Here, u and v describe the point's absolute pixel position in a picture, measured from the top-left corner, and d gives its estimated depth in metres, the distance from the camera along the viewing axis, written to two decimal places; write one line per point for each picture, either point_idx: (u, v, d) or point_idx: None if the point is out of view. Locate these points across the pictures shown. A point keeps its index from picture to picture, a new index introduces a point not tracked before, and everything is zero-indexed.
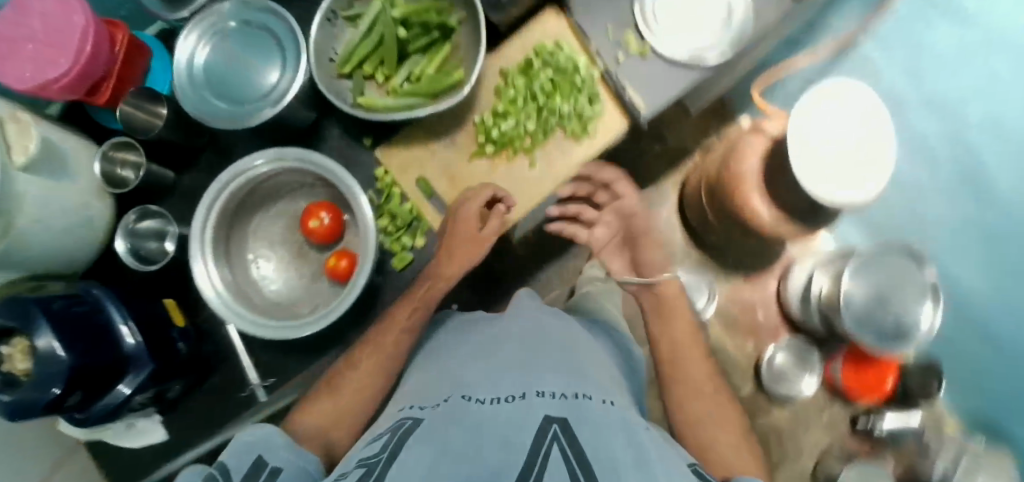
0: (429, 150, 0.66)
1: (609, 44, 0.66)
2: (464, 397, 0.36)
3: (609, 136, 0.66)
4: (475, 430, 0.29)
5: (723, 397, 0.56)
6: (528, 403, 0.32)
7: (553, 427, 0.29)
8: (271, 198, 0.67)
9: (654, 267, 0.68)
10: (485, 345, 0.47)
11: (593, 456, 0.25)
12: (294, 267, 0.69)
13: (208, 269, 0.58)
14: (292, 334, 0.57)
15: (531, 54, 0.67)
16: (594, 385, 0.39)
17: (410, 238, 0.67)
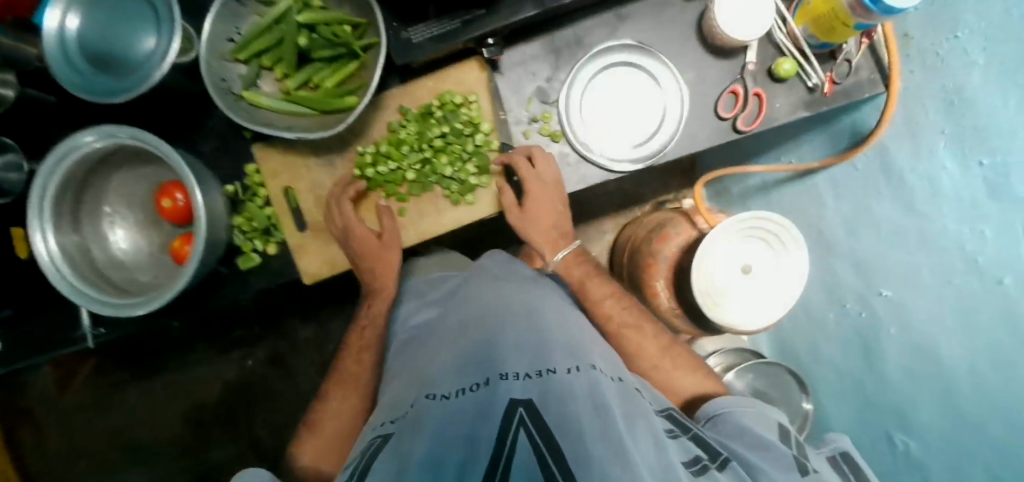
0: (302, 161, 0.65)
1: (525, 117, 0.66)
2: (425, 396, 0.42)
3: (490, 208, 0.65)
4: (436, 436, 0.35)
5: (667, 358, 0.58)
6: (477, 394, 0.39)
7: (518, 412, 0.36)
8: (141, 163, 0.66)
9: (549, 242, 0.64)
10: (458, 332, 0.52)
11: (554, 438, 0.34)
12: (144, 239, 0.68)
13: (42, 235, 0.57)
14: (109, 306, 0.56)
15: (433, 101, 0.64)
16: (576, 353, 0.46)
17: (261, 243, 0.65)
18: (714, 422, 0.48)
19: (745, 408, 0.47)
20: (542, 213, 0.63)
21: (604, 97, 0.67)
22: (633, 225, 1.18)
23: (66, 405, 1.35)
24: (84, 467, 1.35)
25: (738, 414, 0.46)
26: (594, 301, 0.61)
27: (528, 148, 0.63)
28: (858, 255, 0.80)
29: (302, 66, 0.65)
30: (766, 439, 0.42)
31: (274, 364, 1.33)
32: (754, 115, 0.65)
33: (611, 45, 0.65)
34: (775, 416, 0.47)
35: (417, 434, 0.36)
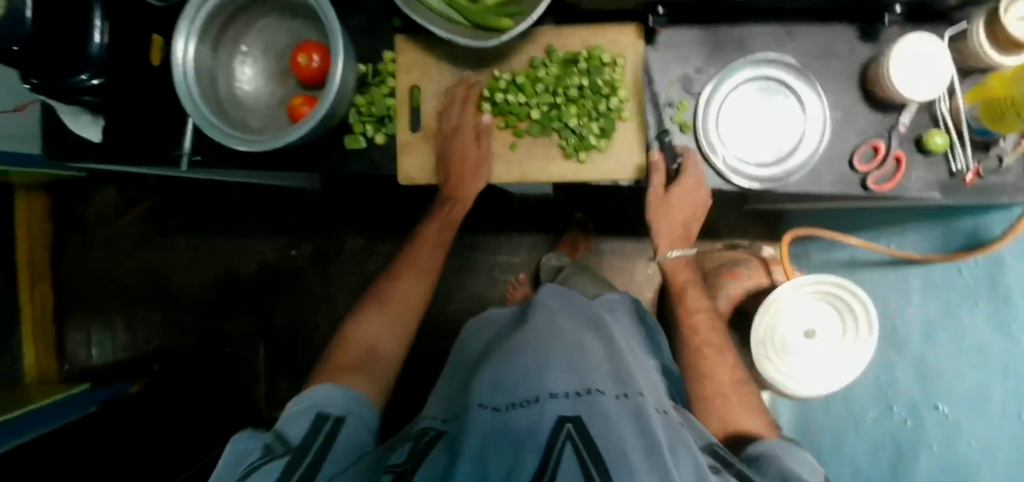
0: (439, 69, 0.65)
1: (661, 99, 0.65)
2: (478, 405, 0.52)
3: (599, 175, 0.65)
4: (487, 441, 0.45)
5: (734, 392, 0.70)
6: (522, 410, 0.49)
7: (566, 427, 0.45)
8: (287, 16, 0.67)
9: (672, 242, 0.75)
10: (513, 345, 0.62)
11: (603, 454, 0.42)
12: (263, 84, 0.69)
13: (183, 48, 0.59)
14: (226, 136, 0.59)
15: (582, 51, 0.63)
16: (622, 381, 0.55)
17: (371, 130, 0.66)
18: (761, 458, 0.59)
19: (794, 456, 0.58)
20: (680, 209, 0.68)
21: (744, 108, 0.65)
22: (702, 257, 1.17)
23: (126, 231, 1.52)
24: (120, 290, 1.53)
25: (783, 457, 0.57)
26: (689, 309, 0.80)
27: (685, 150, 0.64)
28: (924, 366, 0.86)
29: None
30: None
31: (314, 260, 1.45)
32: (889, 175, 0.64)
33: (774, 56, 0.62)
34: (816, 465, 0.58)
35: (468, 441, 0.46)
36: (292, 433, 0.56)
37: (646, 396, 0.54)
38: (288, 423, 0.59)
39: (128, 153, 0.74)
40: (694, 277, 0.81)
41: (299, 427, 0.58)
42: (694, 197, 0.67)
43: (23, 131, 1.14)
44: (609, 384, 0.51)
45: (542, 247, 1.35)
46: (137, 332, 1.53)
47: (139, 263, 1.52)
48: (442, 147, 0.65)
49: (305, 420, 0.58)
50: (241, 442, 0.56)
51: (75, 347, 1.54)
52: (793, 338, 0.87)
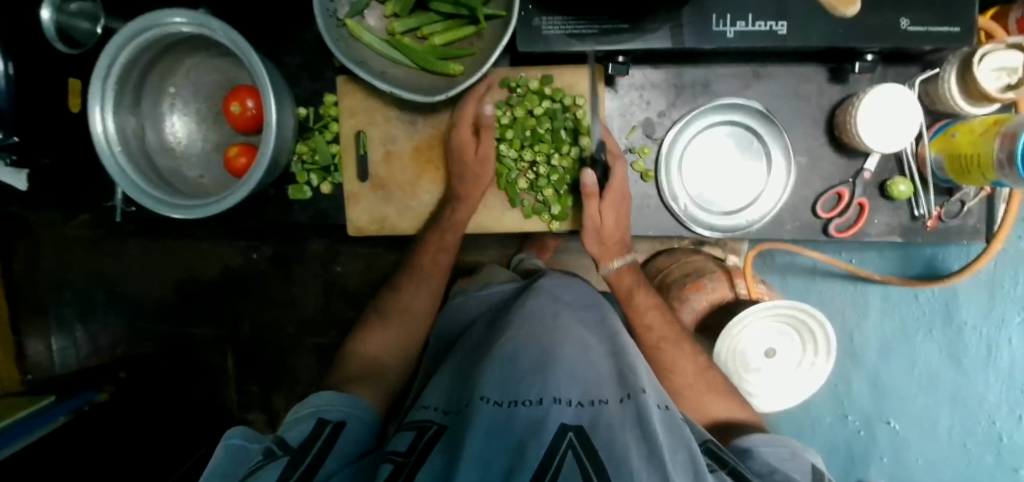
0: (385, 112, 0.61)
1: (622, 145, 0.62)
2: (480, 399, 0.48)
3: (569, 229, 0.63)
4: (489, 446, 0.43)
5: (701, 379, 0.69)
6: (526, 409, 0.46)
7: (568, 437, 0.43)
8: (216, 54, 0.62)
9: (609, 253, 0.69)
10: (513, 335, 0.58)
11: (603, 466, 0.40)
12: (196, 129, 0.64)
13: (100, 113, 0.54)
14: (157, 203, 0.54)
15: (545, 87, 0.58)
16: (627, 381, 0.51)
17: (316, 180, 0.62)
18: (750, 452, 0.56)
19: (784, 446, 0.54)
20: (613, 219, 0.58)
21: (709, 153, 0.63)
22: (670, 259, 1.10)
23: (74, 235, 1.43)
24: (76, 297, 1.47)
25: (769, 452, 0.54)
26: (640, 311, 0.72)
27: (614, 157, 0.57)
28: (879, 380, 0.89)
29: (416, 11, 0.60)
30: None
31: (276, 263, 1.40)
32: (852, 220, 0.64)
33: (740, 102, 0.60)
34: (810, 458, 0.54)
35: (472, 436, 0.43)
36: (290, 436, 0.51)
37: (650, 394, 0.50)
38: (286, 427, 0.53)
39: None
40: (640, 282, 0.73)
41: (298, 430, 0.52)
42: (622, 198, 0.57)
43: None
44: (615, 390, 0.48)
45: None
46: (99, 339, 1.48)
47: (92, 268, 1.45)
48: (454, 145, 0.58)
49: (304, 426, 0.53)
50: (234, 436, 0.51)
51: (36, 355, 1.49)
52: (754, 357, 0.86)
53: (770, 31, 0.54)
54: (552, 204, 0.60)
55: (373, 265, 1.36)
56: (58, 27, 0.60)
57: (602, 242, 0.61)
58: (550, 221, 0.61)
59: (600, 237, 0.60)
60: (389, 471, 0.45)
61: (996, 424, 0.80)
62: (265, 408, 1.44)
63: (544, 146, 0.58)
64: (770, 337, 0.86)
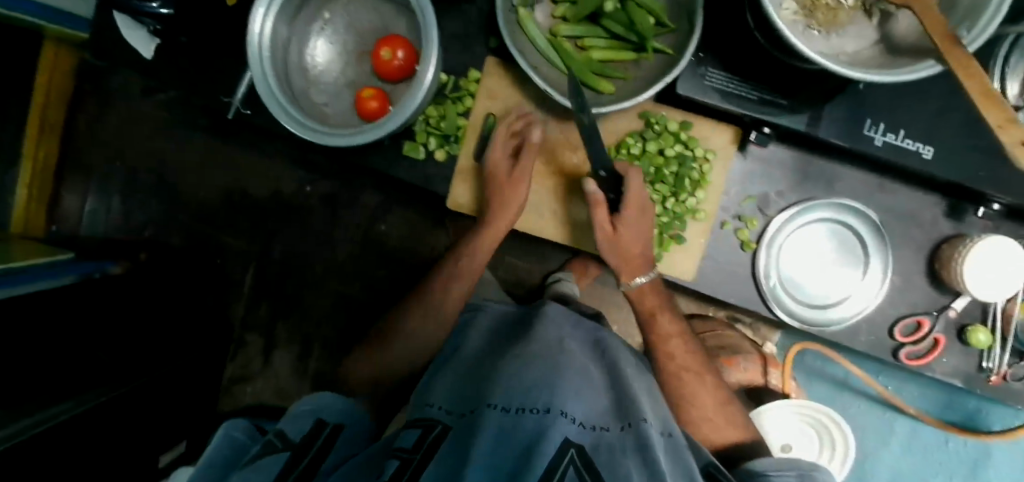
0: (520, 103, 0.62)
1: (732, 209, 0.62)
2: (486, 404, 0.45)
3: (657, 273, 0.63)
4: (496, 444, 0.39)
5: (721, 413, 0.59)
6: (532, 418, 0.43)
7: (570, 451, 0.40)
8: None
9: (630, 266, 0.59)
10: (522, 353, 0.55)
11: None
12: (336, 59, 0.65)
13: (262, 15, 0.55)
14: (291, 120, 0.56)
15: (681, 132, 0.59)
16: (627, 410, 0.49)
17: (434, 144, 0.63)
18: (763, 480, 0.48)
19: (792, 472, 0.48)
20: (633, 233, 0.57)
21: (810, 245, 0.63)
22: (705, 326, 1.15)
23: (147, 112, 1.47)
24: (125, 169, 1.49)
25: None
26: (660, 339, 0.64)
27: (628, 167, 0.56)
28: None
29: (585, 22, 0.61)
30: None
31: (326, 203, 1.42)
32: (924, 351, 0.63)
33: (852, 204, 0.60)
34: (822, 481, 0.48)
35: (480, 434, 0.40)
36: (292, 428, 0.48)
37: (652, 423, 0.47)
38: (286, 421, 0.50)
39: (183, 84, 0.70)
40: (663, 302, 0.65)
41: (297, 426, 0.49)
42: (645, 215, 0.57)
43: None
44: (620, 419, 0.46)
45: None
46: (132, 216, 1.50)
47: (153, 148, 1.48)
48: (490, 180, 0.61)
49: (302, 422, 0.49)
50: (231, 428, 0.49)
51: (68, 211, 1.51)
52: (774, 451, 0.84)
53: (915, 151, 0.54)
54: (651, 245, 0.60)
55: (415, 232, 1.38)
56: None
57: (623, 259, 0.59)
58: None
59: (621, 260, 0.59)
60: (395, 469, 0.40)
61: None
62: (266, 333, 1.45)
63: (663, 187, 0.59)
64: (795, 437, 0.84)
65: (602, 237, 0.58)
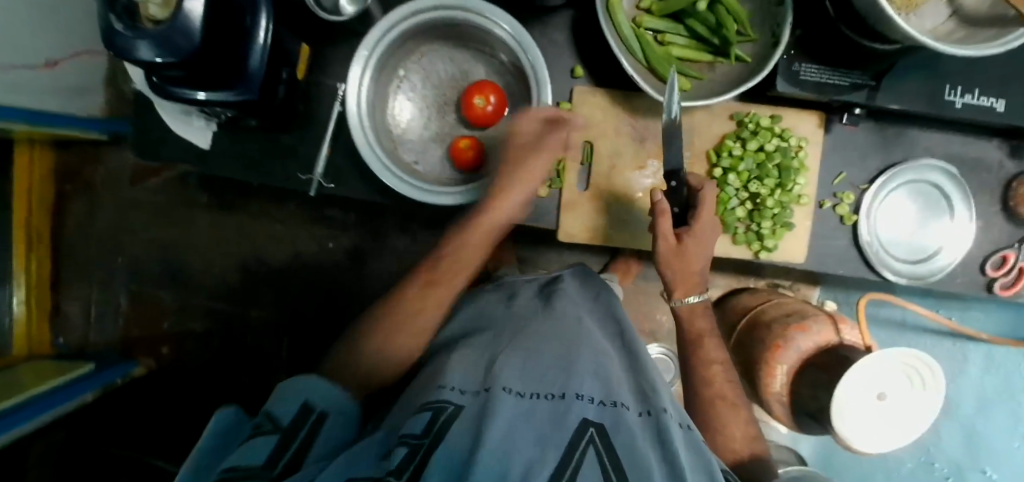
0: (615, 124, 0.63)
1: (827, 189, 0.66)
2: (503, 389, 0.45)
3: (771, 262, 0.65)
4: (514, 427, 0.40)
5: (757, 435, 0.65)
6: (550, 402, 0.44)
7: (589, 431, 0.41)
8: (460, 44, 0.63)
9: (685, 286, 0.68)
10: (529, 338, 0.56)
11: (625, 468, 0.38)
12: (418, 115, 0.64)
13: (360, 75, 0.55)
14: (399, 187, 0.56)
15: (774, 126, 0.62)
16: (652, 396, 0.49)
17: (535, 182, 0.64)
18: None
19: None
20: (695, 256, 0.59)
21: (900, 207, 0.67)
22: (762, 297, 1.27)
23: (141, 199, 1.40)
24: (129, 262, 1.41)
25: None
26: (705, 361, 0.68)
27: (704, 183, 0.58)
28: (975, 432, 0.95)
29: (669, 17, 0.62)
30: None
31: (355, 256, 1.38)
32: (1012, 280, 0.67)
33: (937, 163, 0.65)
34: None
35: (496, 417, 0.40)
36: (280, 411, 0.44)
37: (674, 414, 0.48)
38: (273, 403, 0.45)
39: (251, 168, 0.68)
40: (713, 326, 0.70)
41: (285, 408, 0.45)
42: (709, 242, 0.59)
43: (44, 86, 1.02)
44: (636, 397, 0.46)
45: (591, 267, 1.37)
46: (144, 310, 1.41)
47: (155, 235, 1.41)
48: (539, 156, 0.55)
49: (288, 405, 0.45)
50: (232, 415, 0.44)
51: (71, 319, 1.41)
52: (869, 396, 0.89)
53: (991, 107, 0.58)
54: (767, 237, 0.63)
55: None
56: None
57: (679, 273, 0.60)
58: (759, 251, 0.64)
59: (679, 276, 0.60)
60: (404, 455, 0.38)
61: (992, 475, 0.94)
62: None
63: (770, 180, 0.61)
64: (885, 380, 0.90)
65: (666, 250, 0.58)
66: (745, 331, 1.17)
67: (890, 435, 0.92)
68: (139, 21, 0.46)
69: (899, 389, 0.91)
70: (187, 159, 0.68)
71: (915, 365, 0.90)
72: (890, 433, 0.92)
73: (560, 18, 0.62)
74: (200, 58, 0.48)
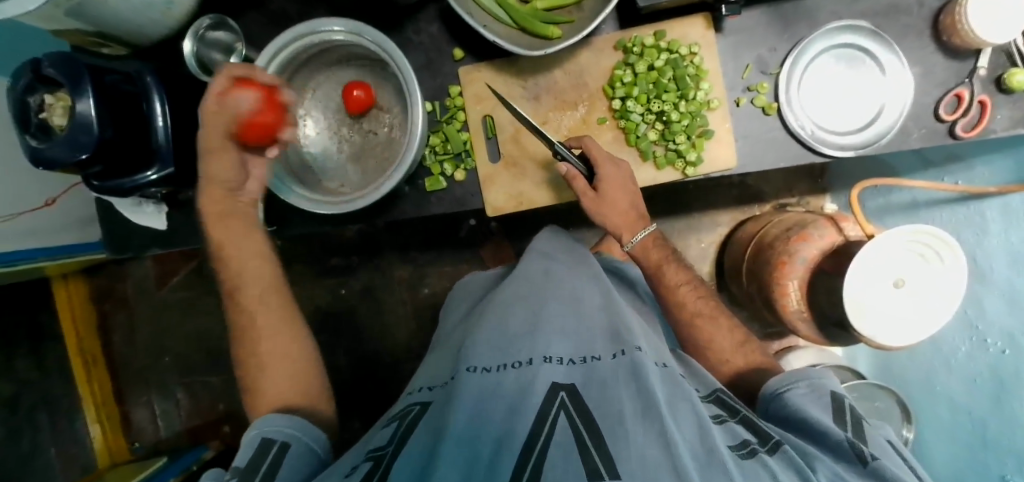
0: (509, 92, 0.66)
1: (739, 86, 0.64)
2: (466, 369, 0.48)
3: (703, 175, 0.65)
4: (482, 404, 0.42)
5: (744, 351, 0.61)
6: (511, 373, 0.46)
7: (560, 395, 0.42)
8: (342, 63, 0.68)
9: (627, 223, 0.64)
10: (492, 311, 0.58)
11: (595, 417, 0.38)
12: (334, 137, 0.69)
13: None
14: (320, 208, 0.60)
15: (660, 41, 0.62)
16: (619, 339, 0.51)
17: (450, 169, 0.67)
18: (780, 400, 0.51)
19: (801, 382, 0.52)
20: (617, 195, 0.62)
21: (822, 79, 0.64)
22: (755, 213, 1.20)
23: (168, 300, 1.40)
24: (176, 359, 1.40)
25: (796, 393, 0.51)
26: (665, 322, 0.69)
27: (581, 140, 0.63)
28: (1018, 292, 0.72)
29: None
30: (824, 423, 0.45)
31: (367, 296, 1.32)
32: (974, 121, 0.61)
33: (848, 23, 0.61)
34: (829, 384, 0.52)
35: (462, 396, 0.43)
36: (239, 457, 0.46)
37: (645, 351, 0.49)
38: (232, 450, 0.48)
39: (207, 235, 0.75)
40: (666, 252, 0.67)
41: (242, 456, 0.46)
42: (622, 179, 0.62)
43: (60, 226, 1.06)
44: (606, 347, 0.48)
45: (594, 240, 1.24)
46: (203, 401, 1.39)
47: (191, 328, 1.40)
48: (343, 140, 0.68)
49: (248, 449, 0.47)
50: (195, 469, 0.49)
51: (141, 425, 1.41)
52: (880, 283, 0.74)
53: None
54: (687, 152, 0.63)
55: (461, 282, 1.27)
56: (200, 60, 0.67)
57: (617, 216, 0.63)
58: (685, 169, 0.64)
59: (621, 223, 0.65)
60: (368, 466, 0.42)
61: None
62: None
63: (669, 95, 0.62)
64: (895, 265, 0.74)
65: (589, 204, 0.62)
66: (751, 258, 1.02)
67: (919, 326, 0.74)
68: (51, 133, 0.54)
69: (911, 270, 0.74)
70: (154, 245, 0.76)
71: (926, 241, 0.73)
72: (909, 323, 0.74)
73: (427, 11, 0.66)
74: (110, 150, 0.55)
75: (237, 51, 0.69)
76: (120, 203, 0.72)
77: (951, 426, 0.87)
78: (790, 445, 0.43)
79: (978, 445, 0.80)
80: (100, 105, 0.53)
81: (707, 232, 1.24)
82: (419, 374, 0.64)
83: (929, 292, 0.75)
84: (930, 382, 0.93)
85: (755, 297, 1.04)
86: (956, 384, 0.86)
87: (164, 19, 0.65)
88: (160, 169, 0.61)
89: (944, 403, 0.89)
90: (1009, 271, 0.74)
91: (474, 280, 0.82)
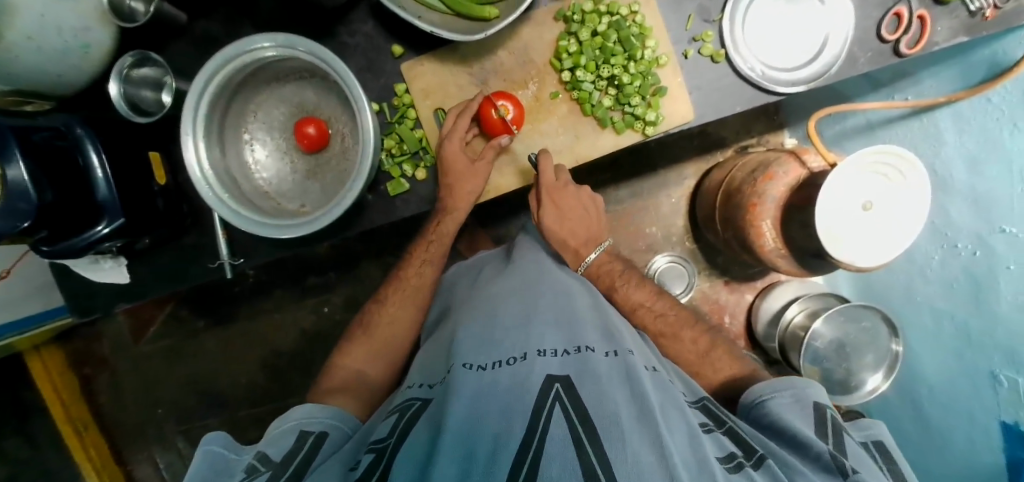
0: (457, 81, 0.65)
1: (685, 38, 0.63)
2: (463, 365, 0.47)
3: (664, 133, 0.65)
4: (478, 399, 0.41)
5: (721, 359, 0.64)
6: (506, 369, 0.45)
7: (556, 388, 0.41)
8: (282, 79, 0.65)
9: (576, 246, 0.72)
10: (483, 310, 0.57)
11: (591, 415, 0.38)
12: (288, 158, 0.67)
13: (193, 144, 0.57)
14: (277, 233, 0.57)
15: (598, 5, 0.61)
16: (612, 339, 0.52)
17: (410, 169, 0.66)
18: (762, 407, 0.53)
19: (785, 392, 0.53)
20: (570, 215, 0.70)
21: (764, 20, 0.64)
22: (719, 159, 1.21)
23: (152, 350, 1.36)
24: (170, 408, 1.36)
25: (777, 402, 0.52)
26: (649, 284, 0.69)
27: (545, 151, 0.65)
28: (980, 194, 0.74)
29: None
30: (803, 433, 0.46)
31: (350, 310, 1.28)
32: (916, 37, 0.62)
33: None
34: (817, 394, 0.53)
35: (460, 393, 0.42)
36: (273, 451, 0.48)
37: (636, 355, 0.51)
38: (267, 444, 0.49)
39: (172, 282, 0.72)
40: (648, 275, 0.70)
41: (281, 446, 0.49)
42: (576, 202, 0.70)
43: (20, 295, 1.00)
44: (600, 342, 0.48)
45: None
46: None
47: (180, 374, 1.36)
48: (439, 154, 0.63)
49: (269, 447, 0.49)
50: (214, 442, 0.48)
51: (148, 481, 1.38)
52: (849, 209, 0.75)
53: None
54: (644, 112, 0.62)
55: None
56: (129, 100, 0.63)
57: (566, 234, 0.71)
58: (645, 129, 0.64)
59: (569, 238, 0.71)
60: (370, 461, 0.42)
61: (1007, 230, 0.70)
62: None
63: (618, 58, 0.62)
64: (861, 190, 0.75)
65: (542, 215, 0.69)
66: (722, 204, 1.03)
67: (886, 249, 0.76)
68: None
69: (875, 193, 0.76)
70: (120, 301, 0.73)
71: (883, 161, 0.75)
72: (878, 245, 0.76)
73: (358, 10, 0.63)
74: (53, 213, 0.53)
75: (168, 84, 0.66)
76: (79, 264, 0.70)
77: (935, 334, 0.90)
78: (771, 460, 0.43)
79: (965, 350, 0.82)
80: (34, 168, 0.50)
81: (675, 187, 1.25)
82: (417, 366, 0.60)
83: (891, 213, 0.76)
84: (910, 296, 0.96)
85: (731, 243, 1.05)
86: (935, 301, 0.89)
87: (83, 64, 0.61)
88: (111, 223, 0.58)
89: (924, 313, 0.93)
90: (967, 177, 0.77)
91: (468, 267, 0.79)
